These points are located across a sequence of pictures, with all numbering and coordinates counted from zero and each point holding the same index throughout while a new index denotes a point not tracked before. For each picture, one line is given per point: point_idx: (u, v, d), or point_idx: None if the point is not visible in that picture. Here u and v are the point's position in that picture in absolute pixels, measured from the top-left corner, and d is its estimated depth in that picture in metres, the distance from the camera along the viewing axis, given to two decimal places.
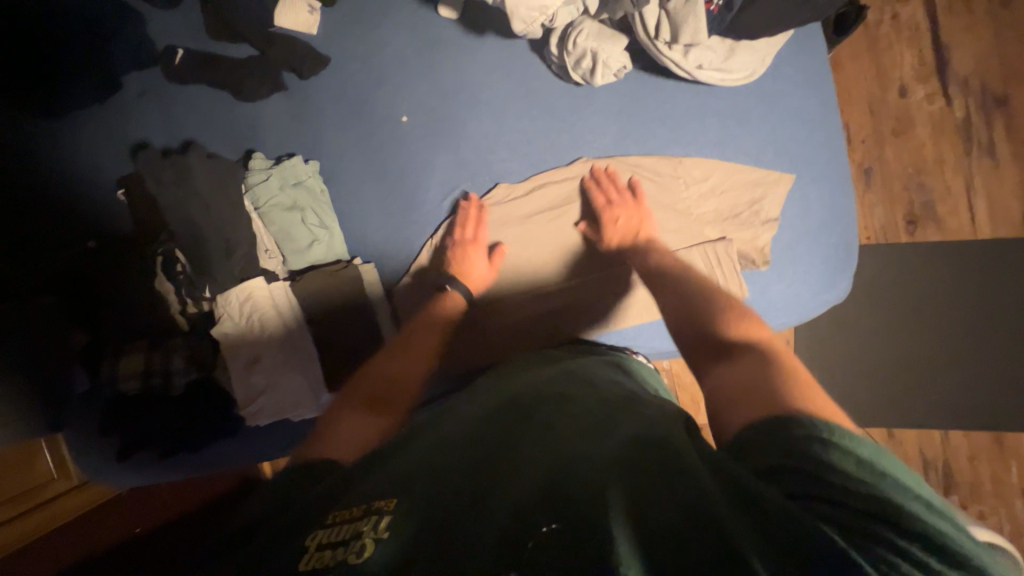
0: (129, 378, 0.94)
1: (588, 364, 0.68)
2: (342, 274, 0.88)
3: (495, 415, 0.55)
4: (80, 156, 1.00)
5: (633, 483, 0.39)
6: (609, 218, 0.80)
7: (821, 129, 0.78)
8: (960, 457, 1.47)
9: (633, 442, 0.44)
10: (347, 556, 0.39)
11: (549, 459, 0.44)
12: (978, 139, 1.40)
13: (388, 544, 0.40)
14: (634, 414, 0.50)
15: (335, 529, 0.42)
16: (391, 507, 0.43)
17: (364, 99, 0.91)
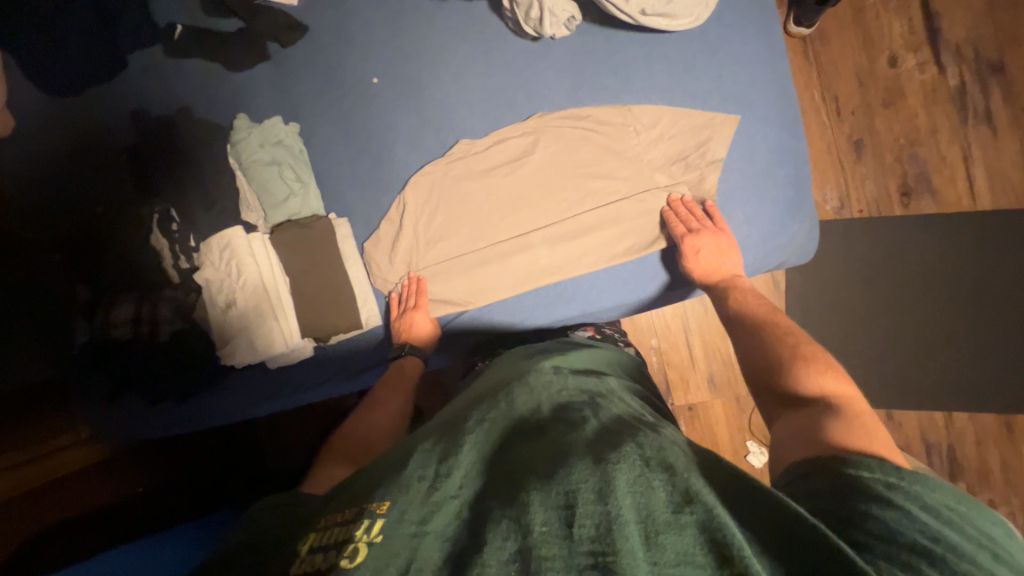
0: (121, 326, 1.01)
1: (581, 371, 0.73)
2: (316, 225, 0.95)
3: (494, 420, 0.60)
4: (88, 129, 1.08)
5: (619, 492, 0.45)
6: (696, 248, 0.78)
7: (768, 73, 0.79)
8: (966, 440, 1.40)
9: (617, 453, 0.50)
10: (342, 558, 0.44)
11: (544, 469, 0.50)
12: (973, 107, 1.36)
13: (379, 548, 0.44)
14: (618, 427, 0.57)
15: (332, 533, 0.47)
16: (383, 509, 0.47)
17: (338, 65, 0.97)
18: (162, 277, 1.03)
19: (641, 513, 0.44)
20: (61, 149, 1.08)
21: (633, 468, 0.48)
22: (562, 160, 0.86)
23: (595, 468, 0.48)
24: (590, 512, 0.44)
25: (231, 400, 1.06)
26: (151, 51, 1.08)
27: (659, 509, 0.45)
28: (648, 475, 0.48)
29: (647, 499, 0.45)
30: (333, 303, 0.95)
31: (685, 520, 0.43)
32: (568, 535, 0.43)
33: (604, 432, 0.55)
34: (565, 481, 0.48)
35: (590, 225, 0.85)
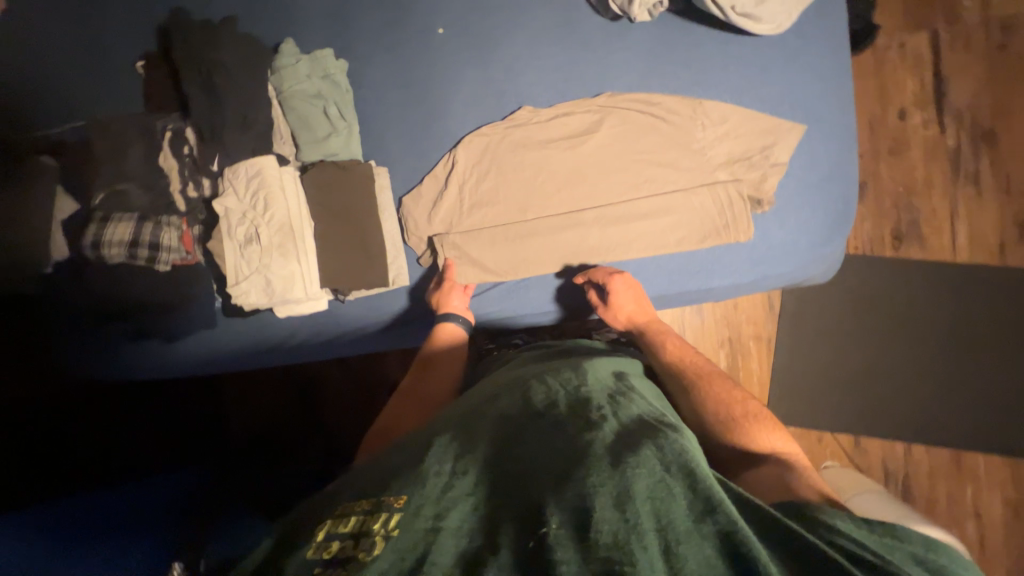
0: (114, 247, 0.89)
1: (605, 367, 0.71)
2: (356, 169, 0.89)
3: (507, 423, 0.58)
4: (104, 30, 0.98)
5: (636, 496, 0.44)
6: (619, 288, 0.83)
7: (835, 90, 0.82)
8: (919, 471, 1.52)
9: (634, 453, 0.48)
10: (358, 551, 0.42)
11: (561, 470, 0.48)
12: (965, 169, 1.49)
13: (397, 540, 0.42)
14: (636, 425, 0.54)
15: (346, 521, 0.45)
16: (400, 503, 0.45)
17: (400, 7, 0.92)
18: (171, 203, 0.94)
19: (661, 522, 0.43)
20: (71, 47, 0.98)
21: (653, 472, 0.46)
22: (625, 142, 0.86)
23: (613, 471, 0.46)
24: (608, 518, 0.42)
25: (225, 346, 0.99)
26: None
27: (679, 516, 0.43)
28: (668, 480, 0.46)
29: (666, 505, 0.44)
30: (361, 254, 0.89)
31: (708, 531, 0.42)
32: (585, 542, 0.41)
33: (623, 432, 0.52)
34: (580, 484, 0.45)
35: (647, 211, 0.85)
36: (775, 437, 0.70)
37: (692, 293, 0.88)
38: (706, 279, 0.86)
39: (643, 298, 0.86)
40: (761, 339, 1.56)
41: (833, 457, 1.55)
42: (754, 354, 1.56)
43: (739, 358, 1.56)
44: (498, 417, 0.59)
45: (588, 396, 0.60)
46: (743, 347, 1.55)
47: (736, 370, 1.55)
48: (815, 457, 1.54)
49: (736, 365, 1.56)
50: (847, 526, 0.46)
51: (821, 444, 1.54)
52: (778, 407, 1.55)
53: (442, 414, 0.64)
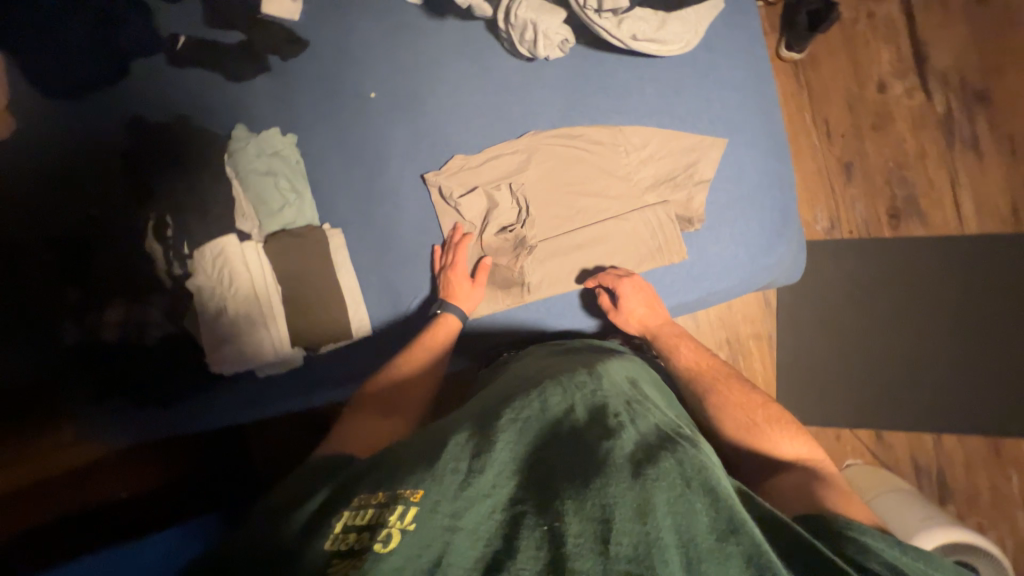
0: (110, 329, 0.99)
1: (617, 372, 0.72)
2: (310, 234, 0.96)
3: (522, 421, 0.57)
4: (66, 127, 1.05)
5: (654, 507, 0.46)
6: (635, 292, 0.81)
7: (754, 100, 0.82)
8: (954, 463, 1.41)
9: (656, 466, 0.50)
10: (375, 541, 0.44)
11: (582, 475, 0.49)
12: (960, 134, 1.39)
13: (412, 536, 0.44)
14: (657, 435, 0.56)
15: (363, 514, 0.49)
16: (416, 498, 0.47)
17: (335, 79, 0.99)
18: (147, 281, 1.01)
19: (679, 538, 0.45)
20: (37, 146, 1.04)
21: (673, 486, 0.48)
22: (553, 176, 0.87)
23: (635, 484, 0.48)
24: (630, 529, 0.44)
25: (226, 403, 1.02)
26: (146, 59, 1.06)
27: (702, 535, 0.46)
28: (689, 496, 0.48)
29: (689, 523, 0.46)
30: (320, 312, 0.95)
31: (729, 550, 0.45)
32: (606, 552, 0.43)
33: (642, 440, 0.54)
34: (602, 493, 0.47)
35: (581, 242, 0.86)
36: (798, 444, 0.74)
37: None
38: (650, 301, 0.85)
39: (657, 302, 0.82)
40: (762, 337, 1.47)
41: (856, 454, 1.46)
42: (756, 353, 1.48)
43: (741, 359, 1.48)
44: (514, 415, 0.58)
45: (607, 402, 0.60)
46: (743, 348, 1.47)
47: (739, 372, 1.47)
48: (836, 457, 1.45)
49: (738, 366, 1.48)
50: (876, 542, 0.50)
51: (840, 442, 1.46)
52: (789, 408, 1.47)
53: (459, 411, 0.65)
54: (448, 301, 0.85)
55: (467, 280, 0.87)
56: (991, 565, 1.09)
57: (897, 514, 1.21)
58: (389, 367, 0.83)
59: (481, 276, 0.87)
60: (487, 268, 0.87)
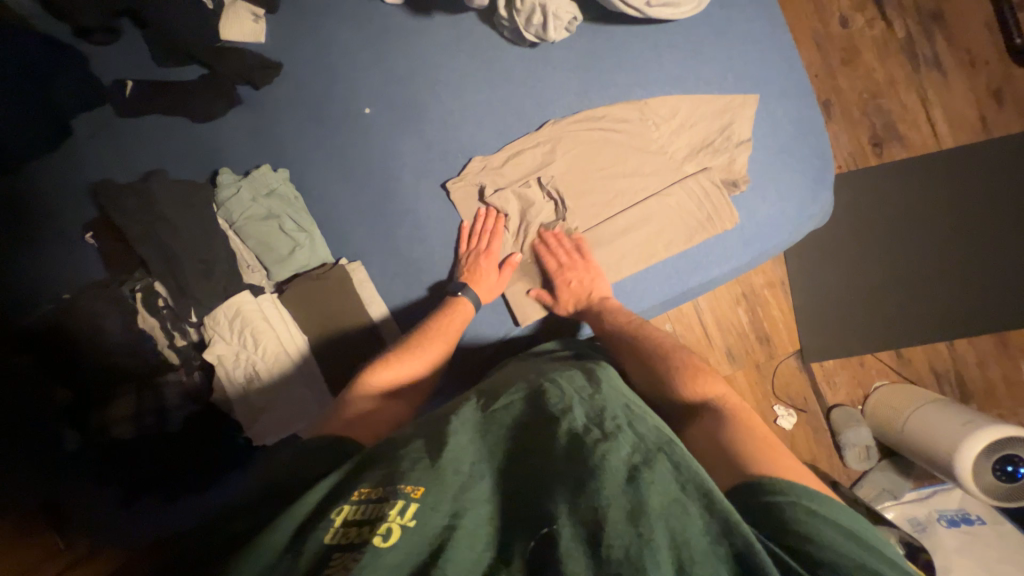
0: (120, 425, 0.85)
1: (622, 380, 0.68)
2: (332, 273, 0.87)
3: (521, 426, 0.58)
4: (17, 209, 0.91)
5: (644, 504, 0.44)
6: (563, 281, 0.81)
7: (774, 50, 0.80)
8: (969, 364, 1.50)
9: (648, 468, 0.48)
10: (375, 536, 0.44)
11: (575, 475, 0.48)
12: (923, 55, 1.45)
13: (411, 531, 0.45)
14: (655, 436, 0.54)
15: (361, 508, 0.48)
16: (416, 495, 0.48)
17: (321, 100, 0.90)
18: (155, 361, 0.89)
19: (674, 539, 0.43)
20: None
21: (665, 488, 0.46)
22: (586, 163, 0.83)
23: (628, 486, 0.46)
24: (620, 530, 0.43)
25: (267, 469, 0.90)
26: (94, 115, 0.93)
27: (696, 538, 0.43)
28: (683, 501, 0.46)
29: (681, 526, 0.44)
30: (361, 355, 0.88)
31: (724, 552, 0.43)
32: (597, 554, 0.42)
33: (639, 442, 0.52)
34: (594, 494, 0.46)
35: (626, 226, 0.82)
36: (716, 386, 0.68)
37: (697, 288, 0.85)
38: (707, 272, 0.83)
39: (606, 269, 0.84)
40: (775, 285, 1.53)
41: (881, 375, 1.54)
42: (772, 301, 1.54)
43: (760, 309, 1.53)
44: (511, 425, 0.58)
45: (603, 407, 0.58)
46: (759, 298, 1.53)
47: (760, 321, 1.53)
48: (863, 381, 1.54)
49: (758, 317, 1.54)
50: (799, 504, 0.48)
51: (864, 367, 1.54)
52: (814, 345, 1.53)
53: (468, 400, 0.65)
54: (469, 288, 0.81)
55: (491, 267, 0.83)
56: None
57: (939, 428, 1.30)
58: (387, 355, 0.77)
59: (507, 269, 0.85)
60: (514, 264, 0.85)
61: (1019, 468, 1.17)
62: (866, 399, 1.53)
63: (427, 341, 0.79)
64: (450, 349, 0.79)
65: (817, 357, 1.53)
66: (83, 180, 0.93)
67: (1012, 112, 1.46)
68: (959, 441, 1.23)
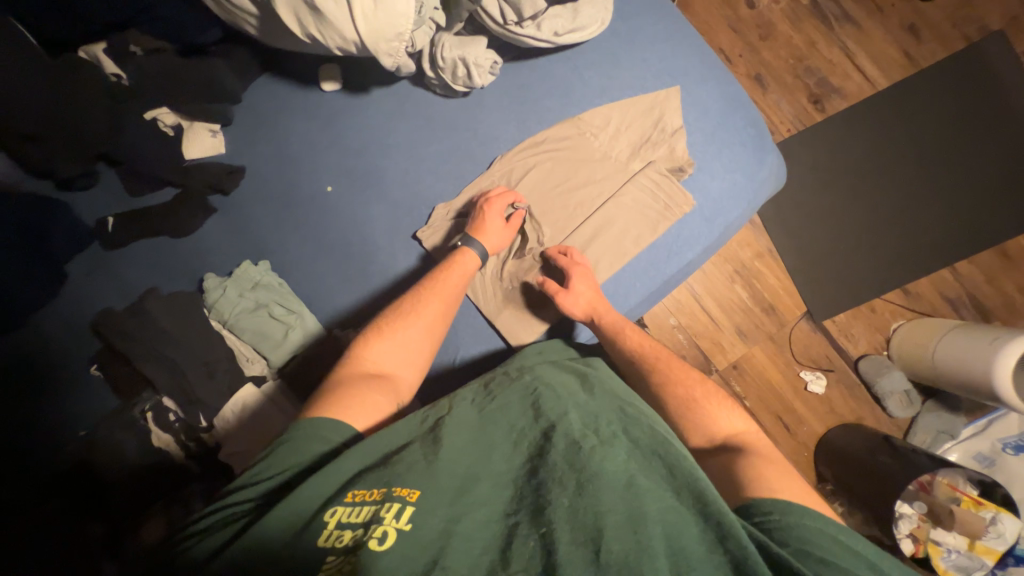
0: (156, 547, 0.84)
1: (614, 379, 0.74)
2: (327, 347, 0.90)
3: (519, 430, 0.60)
4: (18, 360, 0.93)
5: (640, 509, 0.48)
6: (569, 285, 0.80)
7: (682, 44, 0.87)
8: (979, 283, 1.48)
9: (646, 476, 0.53)
10: (371, 540, 0.47)
11: (574, 479, 0.52)
12: (832, 13, 1.54)
13: (407, 537, 0.47)
14: (653, 438, 0.58)
15: (358, 513, 0.50)
16: (412, 499, 0.50)
17: (287, 190, 0.96)
18: (180, 475, 0.91)
19: (670, 545, 0.46)
20: None
21: (663, 498, 0.50)
22: (541, 185, 0.87)
23: (627, 493, 0.50)
24: (620, 537, 0.46)
25: None
26: (86, 255, 0.99)
27: (690, 543, 0.46)
28: (679, 509, 0.49)
29: (679, 533, 0.47)
30: None
31: (716, 557, 0.45)
32: (596, 559, 0.45)
33: (636, 450, 0.57)
34: (593, 502, 0.49)
35: (592, 233, 0.85)
36: (734, 416, 0.68)
37: (677, 275, 0.87)
38: (680, 257, 0.85)
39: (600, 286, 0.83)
40: (763, 254, 1.60)
41: (895, 316, 1.52)
42: (766, 271, 1.58)
43: (756, 283, 1.57)
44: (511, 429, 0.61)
45: (600, 412, 0.62)
46: (752, 271, 1.57)
47: (760, 294, 1.56)
48: (880, 326, 1.52)
49: (757, 289, 1.56)
50: (811, 532, 0.48)
51: (876, 312, 1.52)
52: (819, 304, 1.53)
53: (458, 394, 0.68)
54: (471, 236, 0.82)
55: (499, 220, 0.84)
56: None
57: (965, 352, 1.27)
58: (387, 322, 0.74)
59: (515, 220, 0.84)
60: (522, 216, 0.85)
61: None
62: (889, 342, 1.50)
63: (419, 299, 0.76)
64: (447, 308, 0.78)
65: (826, 314, 1.52)
66: (84, 316, 0.97)
67: (934, 40, 1.52)
68: (989, 359, 1.20)
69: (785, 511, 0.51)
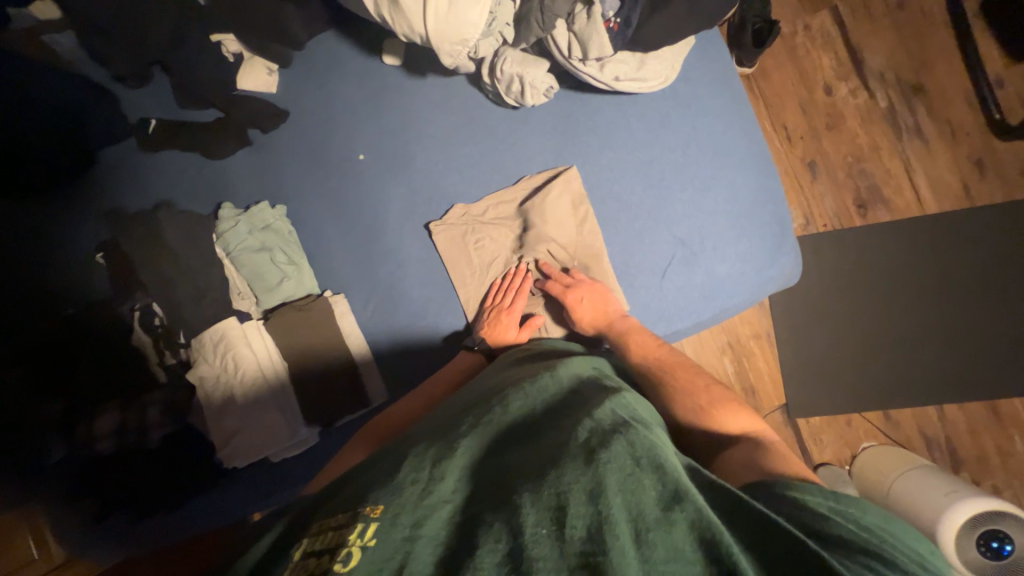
0: (105, 439, 0.88)
1: (577, 367, 0.73)
2: (314, 305, 0.92)
3: (483, 427, 0.58)
4: (31, 226, 0.98)
5: (596, 481, 0.46)
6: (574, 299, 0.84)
7: (733, 124, 0.88)
8: (959, 430, 1.46)
9: (605, 447, 0.50)
10: (334, 563, 0.42)
11: (537, 465, 0.50)
12: (904, 124, 1.52)
13: (373, 550, 0.42)
14: (610, 416, 0.57)
15: (321, 539, 0.45)
16: (376, 514, 0.45)
17: (322, 145, 0.99)
18: (146, 379, 0.92)
19: (632, 512, 0.44)
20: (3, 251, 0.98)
21: (622, 465, 0.47)
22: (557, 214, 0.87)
23: (586, 466, 0.47)
24: (582, 514, 0.43)
25: (244, 489, 0.93)
26: (120, 146, 1.02)
27: (649, 508, 0.44)
28: (638, 473, 0.47)
29: (638, 498, 0.45)
30: (330, 383, 0.91)
31: (676, 517, 0.43)
32: (561, 536, 0.42)
33: (596, 426, 0.54)
34: (555, 481, 0.46)
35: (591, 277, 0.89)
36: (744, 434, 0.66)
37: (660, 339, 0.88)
38: (667, 325, 0.86)
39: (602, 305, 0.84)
40: (761, 336, 1.52)
41: (869, 436, 1.50)
42: (759, 353, 1.51)
43: (746, 361, 1.51)
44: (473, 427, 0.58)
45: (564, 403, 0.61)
46: (746, 349, 1.51)
47: (746, 373, 1.50)
48: (851, 441, 1.50)
49: (743, 367, 1.51)
50: (811, 499, 0.49)
51: (852, 427, 1.50)
52: (799, 403, 1.50)
53: (427, 419, 0.67)
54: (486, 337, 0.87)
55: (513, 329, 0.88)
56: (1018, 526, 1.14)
57: (924, 494, 1.26)
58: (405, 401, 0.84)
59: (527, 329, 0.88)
60: (535, 326, 0.88)
61: (1004, 545, 1.14)
62: (854, 459, 1.48)
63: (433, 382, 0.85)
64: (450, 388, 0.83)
65: (803, 414, 1.49)
66: (97, 204, 1.00)
67: (995, 182, 1.49)
68: (941, 509, 1.20)
69: (792, 495, 0.50)
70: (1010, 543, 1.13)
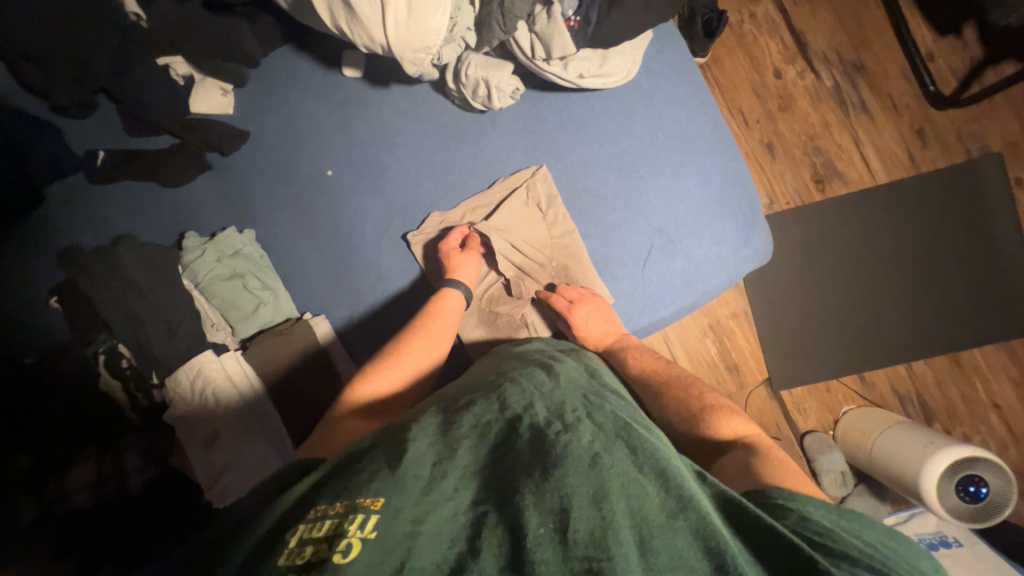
0: (80, 493, 0.81)
1: (572, 368, 0.72)
2: (295, 328, 0.90)
3: (484, 424, 0.56)
4: None
5: (602, 486, 0.46)
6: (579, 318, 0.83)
7: (695, 112, 0.90)
8: (928, 385, 1.53)
9: (609, 454, 0.50)
10: (334, 553, 0.41)
11: (540, 461, 0.49)
12: (850, 101, 1.60)
13: (374, 543, 0.42)
14: (613, 423, 0.57)
15: (320, 526, 0.44)
16: (377, 506, 0.45)
17: (286, 163, 0.96)
18: (121, 423, 0.87)
19: (636, 518, 0.44)
20: None
21: (626, 473, 0.48)
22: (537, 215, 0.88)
23: (591, 471, 0.47)
24: (586, 516, 0.43)
25: None
26: (69, 182, 0.97)
27: (653, 513, 0.45)
28: (641, 481, 0.47)
29: (641, 503, 0.45)
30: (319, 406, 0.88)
31: (680, 525, 0.44)
32: (563, 540, 0.42)
33: (599, 431, 0.54)
34: (559, 482, 0.46)
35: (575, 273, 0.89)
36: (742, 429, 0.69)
37: (647, 327, 0.90)
38: (652, 312, 0.88)
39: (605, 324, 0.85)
40: (739, 315, 1.56)
41: (848, 400, 1.56)
42: (738, 331, 1.56)
43: (727, 340, 1.56)
44: (474, 421, 0.56)
45: (565, 400, 0.60)
46: (726, 329, 1.55)
47: (728, 352, 1.55)
48: (832, 407, 1.55)
49: (726, 347, 1.56)
50: (814, 511, 0.49)
51: (831, 393, 1.55)
52: (781, 375, 1.55)
53: (428, 402, 0.65)
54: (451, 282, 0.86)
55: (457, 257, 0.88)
56: (995, 469, 1.20)
57: (905, 450, 1.32)
58: (375, 363, 0.78)
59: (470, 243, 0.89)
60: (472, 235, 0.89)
61: (980, 489, 1.21)
62: (837, 423, 1.54)
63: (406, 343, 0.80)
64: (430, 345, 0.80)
65: (786, 385, 1.54)
66: (49, 245, 0.94)
67: (937, 148, 1.58)
68: (924, 462, 1.26)
69: (790, 501, 0.50)
70: (985, 486, 1.20)
